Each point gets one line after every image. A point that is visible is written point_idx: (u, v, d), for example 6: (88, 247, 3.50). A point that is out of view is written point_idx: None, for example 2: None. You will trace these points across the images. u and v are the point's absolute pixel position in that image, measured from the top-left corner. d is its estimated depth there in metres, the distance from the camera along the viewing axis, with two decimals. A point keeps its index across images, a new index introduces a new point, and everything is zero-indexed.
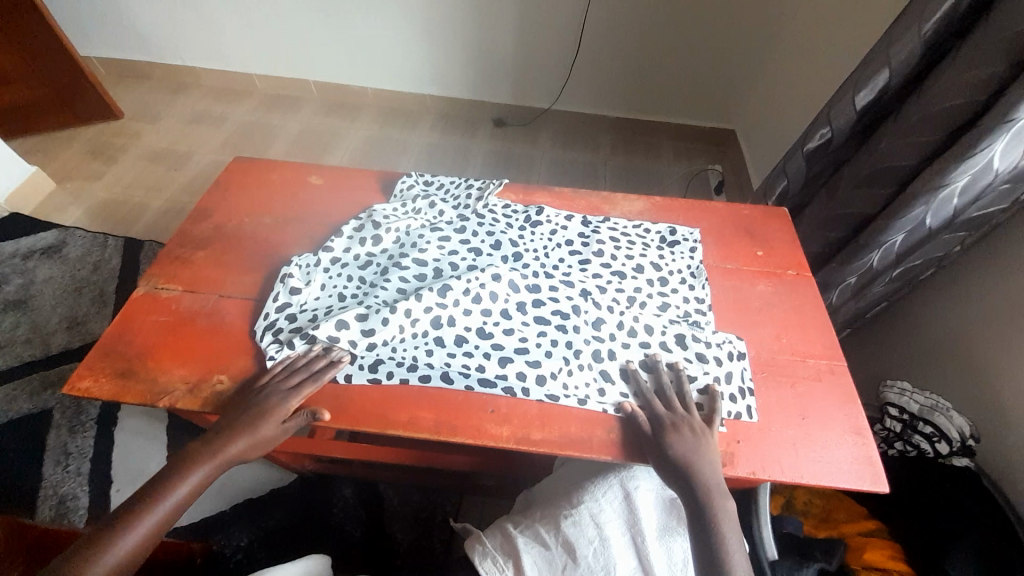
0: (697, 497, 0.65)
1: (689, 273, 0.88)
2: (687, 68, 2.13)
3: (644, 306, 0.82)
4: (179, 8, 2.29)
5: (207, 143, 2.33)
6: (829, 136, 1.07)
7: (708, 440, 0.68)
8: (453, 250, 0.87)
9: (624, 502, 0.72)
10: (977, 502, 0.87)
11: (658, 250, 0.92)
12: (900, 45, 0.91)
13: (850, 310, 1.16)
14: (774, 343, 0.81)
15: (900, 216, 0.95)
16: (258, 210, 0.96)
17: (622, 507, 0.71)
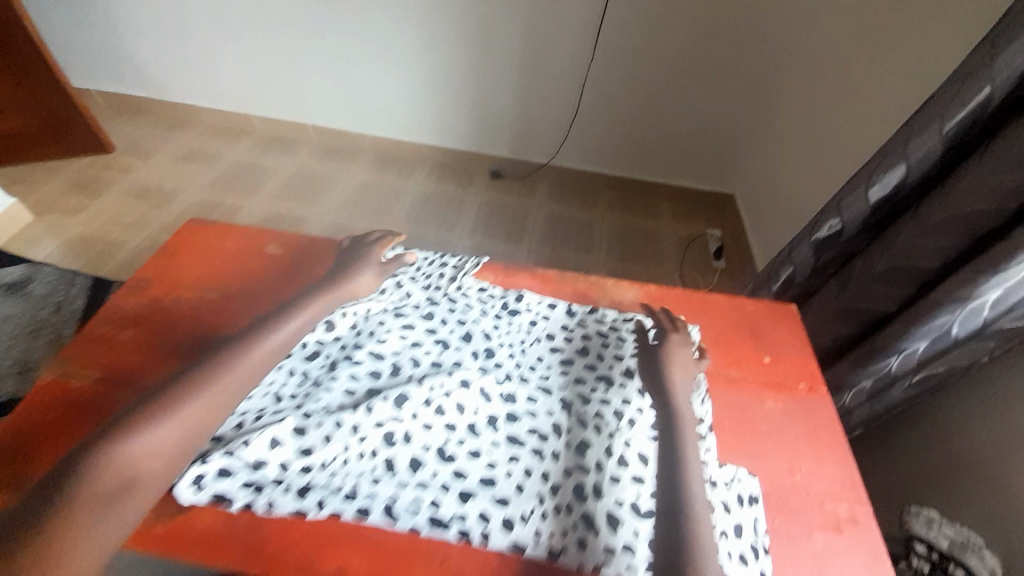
0: (679, 528, 0.60)
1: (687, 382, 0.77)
2: (686, 132, 2.11)
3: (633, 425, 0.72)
4: (185, 49, 2.30)
5: (196, 181, 2.27)
6: (840, 227, 1.00)
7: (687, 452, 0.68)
8: (417, 342, 0.77)
9: None
10: None
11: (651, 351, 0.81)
12: (918, 141, 0.84)
13: (865, 413, 1.03)
14: (786, 478, 0.68)
15: (923, 323, 0.84)
16: (202, 283, 0.86)
17: None
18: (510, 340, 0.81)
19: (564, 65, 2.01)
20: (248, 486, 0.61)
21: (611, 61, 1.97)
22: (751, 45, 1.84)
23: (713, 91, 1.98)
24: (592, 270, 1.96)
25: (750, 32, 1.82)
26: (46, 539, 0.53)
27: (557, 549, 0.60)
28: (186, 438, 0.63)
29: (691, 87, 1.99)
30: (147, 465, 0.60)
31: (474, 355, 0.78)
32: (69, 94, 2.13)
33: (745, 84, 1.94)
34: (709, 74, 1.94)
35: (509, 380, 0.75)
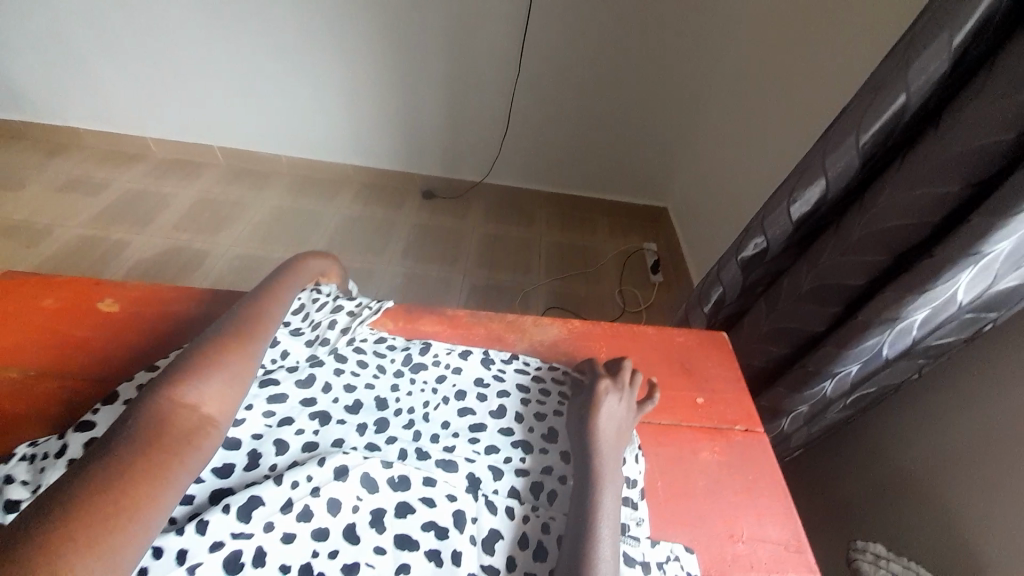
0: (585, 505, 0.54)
1: None
2: (618, 146, 2.09)
3: (555, 502, 0.60)
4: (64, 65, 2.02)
5: (78, 214, 1.96)
6: (764, 246, 0.95)
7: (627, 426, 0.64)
8: (287, 419, 0.62)
9: None
10: None
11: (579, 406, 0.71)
12: (835, 154, 0.80)
13: (803, 436, 0.98)
14: (727, 550, 0.59)
15: (853, 346, 0.80)
16: (6, 356, 0.72)
17: None
18: (411, 405, 0.68)
19: (491, 79, 1.93)
20: None
21: (538, 74, 1.92)
22: (673, 59, 1.86)
23: (640, 104, 1.98)
24: (531, 292, 1.86)
25: (671, 46, 1.83)
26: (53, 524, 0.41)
27: None
28: (231, 386, 0.56)
29: (620, 100, 1.97)
30: (211, 415, 0.54)
31: (362, 430, 0.64)
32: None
33: (670, 98, 1.95)
34: (635, 87, 1.94)
35: (402, 459, 0.61)
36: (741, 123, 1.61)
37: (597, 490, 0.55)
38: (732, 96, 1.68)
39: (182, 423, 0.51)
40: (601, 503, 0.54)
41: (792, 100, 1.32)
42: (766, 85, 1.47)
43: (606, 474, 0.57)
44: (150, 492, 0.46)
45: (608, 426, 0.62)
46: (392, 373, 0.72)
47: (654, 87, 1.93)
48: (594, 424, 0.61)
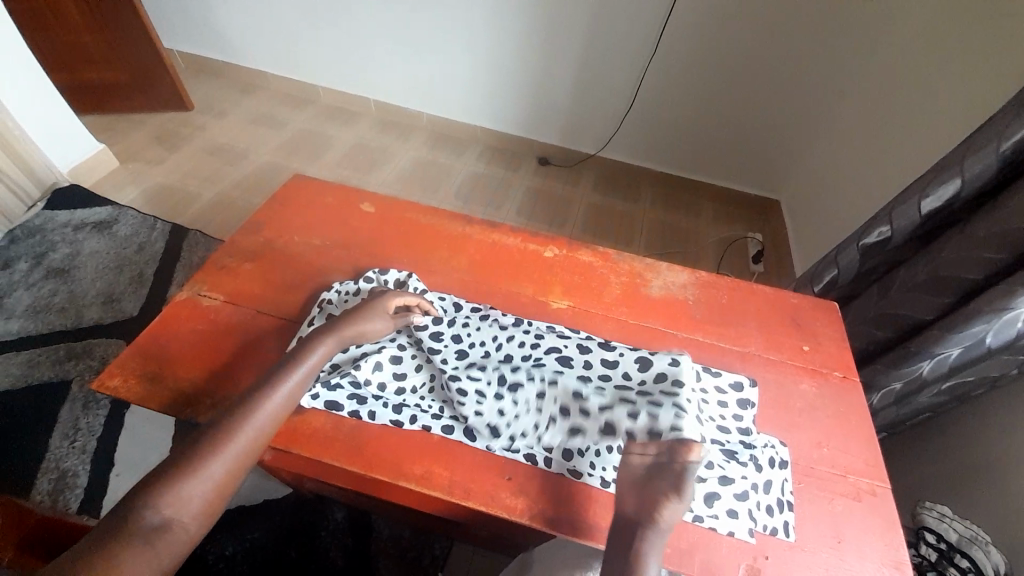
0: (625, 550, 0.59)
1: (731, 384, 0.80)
2: (753, 133, 1.97)
3: None
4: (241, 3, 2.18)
5: (266, 143, 2.20)
6: (888, 234, 1.06)
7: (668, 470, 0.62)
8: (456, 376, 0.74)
9: None
10: None
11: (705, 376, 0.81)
12: (974, 158, 0.90)
13: (890, 416, 1.06)
14: (813, 451, 0.75)
15: (958, 330, 0.89)
16: (307, 231, 0.99)
17: None
18: (603, 424, 0.69)
19: (630, 50, 1.87)
20: (353, 398, 0.75)
21: (677, 51, 1.84)
22: (841, 39, 1.68)
23: (788, 90, 1.84)
24: None
25: (842, 28, 1.65)
26: (133, 500, 0.57)
27: (607, 480, 0.70)
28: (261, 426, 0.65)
29: (764, 84, 1.84)
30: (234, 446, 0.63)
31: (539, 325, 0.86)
32: (150, 44, 2.06)
33: (823, 83, 1.78)
34: (778, 69, 1.80)
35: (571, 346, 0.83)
36: (891, 116, 1.46)
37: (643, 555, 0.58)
38: (886, 84, 1.51)
39: (161, 538, 0.55)
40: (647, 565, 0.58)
41: (960, 93, 1.21)
42: (934, 77, 1.31)
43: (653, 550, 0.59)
44: (177, 494, 0.58)
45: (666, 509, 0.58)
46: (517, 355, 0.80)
47: (811, 71, 1.77)
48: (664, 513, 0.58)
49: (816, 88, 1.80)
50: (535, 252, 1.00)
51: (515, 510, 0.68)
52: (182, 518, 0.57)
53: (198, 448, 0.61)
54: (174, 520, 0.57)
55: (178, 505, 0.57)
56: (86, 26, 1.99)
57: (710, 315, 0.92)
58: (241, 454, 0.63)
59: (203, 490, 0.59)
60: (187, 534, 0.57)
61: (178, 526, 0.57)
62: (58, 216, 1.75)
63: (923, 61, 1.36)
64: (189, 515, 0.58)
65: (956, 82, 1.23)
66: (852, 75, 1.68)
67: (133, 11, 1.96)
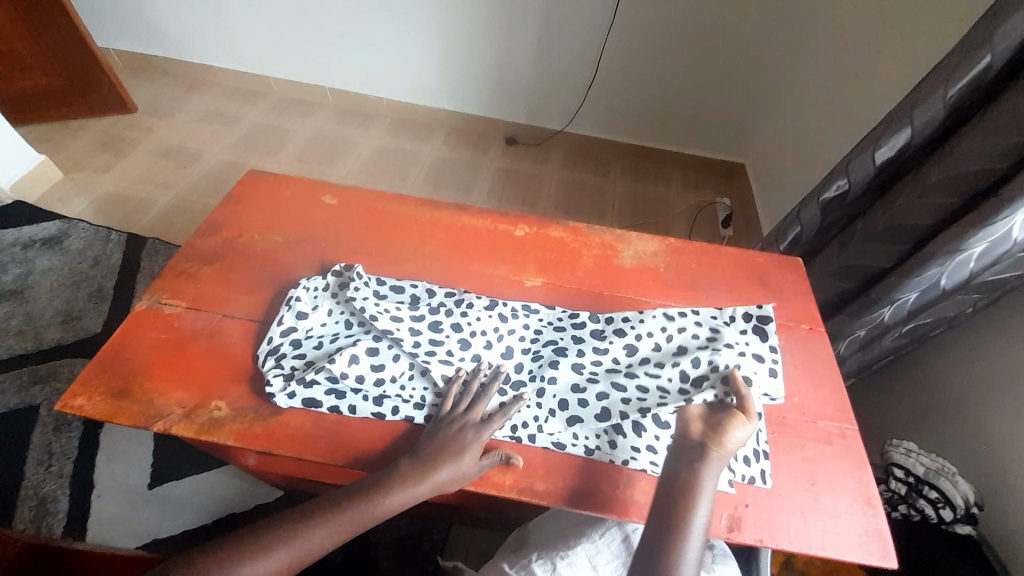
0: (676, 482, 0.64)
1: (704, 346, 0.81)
2: (714, 98, 1.98)
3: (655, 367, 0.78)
4: None
5: (220, 142, 2.10)
6: (846, 188, 1.09)
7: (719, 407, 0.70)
8: None
9: (623, 544, 0.69)
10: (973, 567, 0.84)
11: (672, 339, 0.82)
12: (923, 107, 0.92)
13: (857, 362, 1.11)
14: (785, 401, 0.78)
15: (915, 275, 0.93)
16: (269, 228, 0.96)
17: (621, 550, 0.68)
18: (599, 410, 0.73)
19: (588, 19, 1.84)
20: (331, 393, 0.74)
21: (636, 19, 1.82)
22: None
23: (745, 52, 1.85)
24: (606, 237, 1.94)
25: None
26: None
27: (591, 449, 0.72)
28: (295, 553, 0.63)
29: (722, 48, 1.85)
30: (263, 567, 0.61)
31: (512, 307, 0.85)
32: (82, 44, 1.92)
33: (778, 43, 1.80)
34: (734, 31, 1.80)
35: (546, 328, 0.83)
36: (845, 72, 1.49)
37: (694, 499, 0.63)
38: (838, 40, 1.53)
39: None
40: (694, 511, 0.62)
41: (908, 44, 1.24)
42: (884, 30, 1.33)
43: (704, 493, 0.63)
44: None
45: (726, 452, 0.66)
46: (494, 339, 0.80)
47: (766, 32, 1.78)
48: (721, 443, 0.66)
49: (772, 48, 1.82)
50: (505, 232, 0.99)
51: (503, 486, 0.69)
52: None
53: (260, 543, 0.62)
54: None
55: None
56: (5, 27, 1.83)
57: (682, 279, 0.93)
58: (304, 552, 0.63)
59: None
60: None
61: None
62: (5, 235, 1.65)
63: (871, 15, 1.38)
64: None
65: (904, 34, 1.25)
66: (806, 33, 1.70)
67: (60, 9, 1.83)
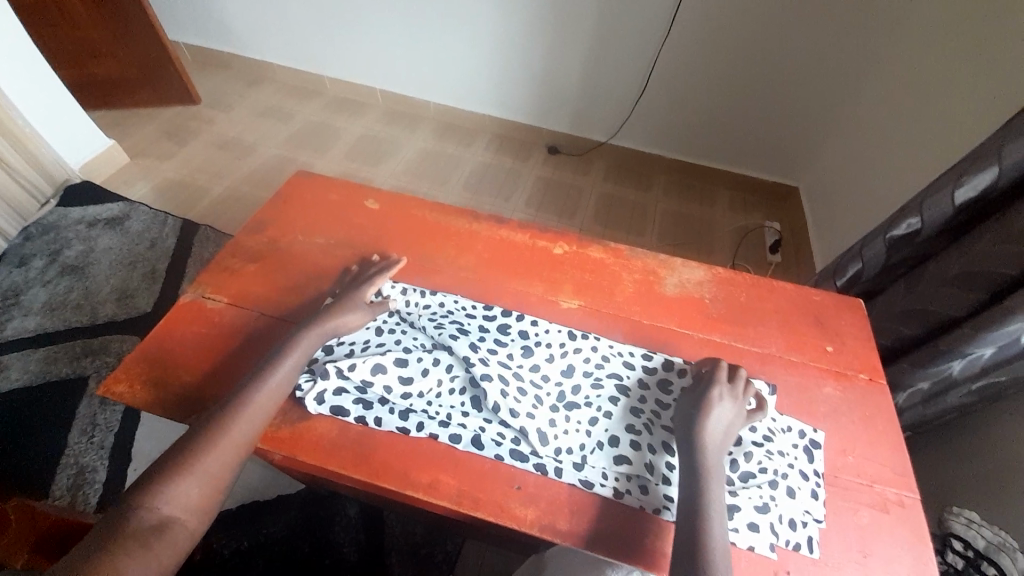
0: (696, 489, 0.61)
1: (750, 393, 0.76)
2: (771, 118, 1.89)
3: None
4: None
5: (272, 137, 2.17)
6: (918, 227, 1.00)
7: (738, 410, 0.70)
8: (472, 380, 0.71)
9: None
10: None
11: None
12: (1015, 146, 0.83)
13: (916, 415, 1.02)
14: (837, 458, 0.72)
15: (993, 331, 0.84)
16: (312, 229, 0.98)
17: None
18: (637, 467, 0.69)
19: (644, 32, 1.80)
20: (359, 402, 0.73)
21: (695, 33, 1.76)
22: (866, 17, 1.59)
23: (808, 73, 1.76)
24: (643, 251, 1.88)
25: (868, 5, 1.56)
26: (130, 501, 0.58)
27: (620, 491, 0.67)
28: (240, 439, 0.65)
29: (785, 66, 1.76)
30: (220, 456, 0.63)
31: (553, 332, 0.82)
32: (156, 38, 2.04)
33: (846, 65, 1.70)
34: (799, 49, 1.71)
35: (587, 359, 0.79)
36: (922, 99, 1.38)
37: (707, 472, 0.63)
38: (916, 65, 1.42)
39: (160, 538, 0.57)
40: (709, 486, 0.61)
41: (1000, 74, 1.13)
42: (968, 58, 1.23)
43: (713, 468, 0.63)
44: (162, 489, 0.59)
45: (716, 443, 0.65)
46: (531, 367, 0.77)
47: (834, 52, 1.69)
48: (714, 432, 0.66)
49: (839, 69, 1.72)
50: (544, 249, 0.97)
51: (524, 521, 0.66)
52: (180, 516, 0.59)
53: (187, 452, 0.62)
54: (171, 518, 0.58)
55: (169, 499, 0.59)
56: (91, 20, 1.97)
57: (729, 313, 0.88)
58: (238, 444, 0.65)
59: (197, 493, 0.60)
60: (187, 536, 0.59)
61: (177, 525, 0.58)
62: (72, 213, 1.76)
63: (956, 41, 1.28)
64: (182, 513, 0.59)
65: (994, 62, 1.15)
66: (880, 56, 1.59)
67: (138, 5, 1.94)
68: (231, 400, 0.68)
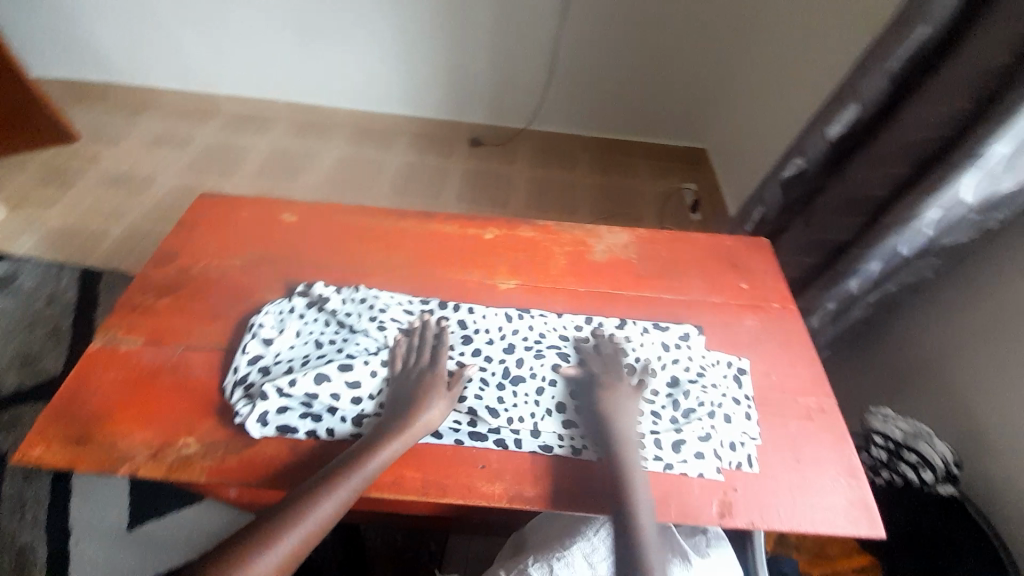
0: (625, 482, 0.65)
1: (683, 337, 0.82)
2: (671, 85, 2.00)
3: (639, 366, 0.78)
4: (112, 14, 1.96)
5: (173, 166, 2.01)
6: (802, 166, 1.11)
7: (621, 387, 0.73)
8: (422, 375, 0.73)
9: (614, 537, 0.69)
10: (970, 533, 0.81)
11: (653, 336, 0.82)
12: (866, 82, 0.95)
13: (829, 334, 1.14)
14: (764, 379, 0.79)
15: (876, 247, 0.95)
16: (227, 251, 0.92)
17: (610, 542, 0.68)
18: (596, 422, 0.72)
19: (542, 15, 1.84)
20: (307, 416, 0.71)
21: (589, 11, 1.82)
22: None
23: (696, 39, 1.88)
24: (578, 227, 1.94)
25: None
26: None
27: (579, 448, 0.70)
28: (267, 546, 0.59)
29: (675, 36, 1.87)
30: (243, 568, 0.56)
31: (494, 313, 0.84)
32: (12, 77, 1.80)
33: (728, 29, 1.83)
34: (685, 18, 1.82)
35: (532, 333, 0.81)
36: (794, 52, 1.52)
37: (631, 496, 0.64)
38: (784, 22, 1.57)
39: None
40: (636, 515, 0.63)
41: (850, 22, 1.28)
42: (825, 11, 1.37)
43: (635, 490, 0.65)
44: None
45: (628, 428, 0.69)
46: (478, 349, 0.78)
47: (715, 18, 1.82)
48: (623, 417, 0.70)
49: (722, 33, 1.85)
50: (475, 236, 0.98)
51: (493, 497, 0.67)
52: None
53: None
54: None
55: None
56: None
57: (655, 269, 0.94)
58: (293, 553, 0.59)
59: None
60: None
61: None
62: None
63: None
64: None
65: (846, 11, 1.29)
66: (754, 16, 1.74)
67: None
68: (292, 501, 0.61)
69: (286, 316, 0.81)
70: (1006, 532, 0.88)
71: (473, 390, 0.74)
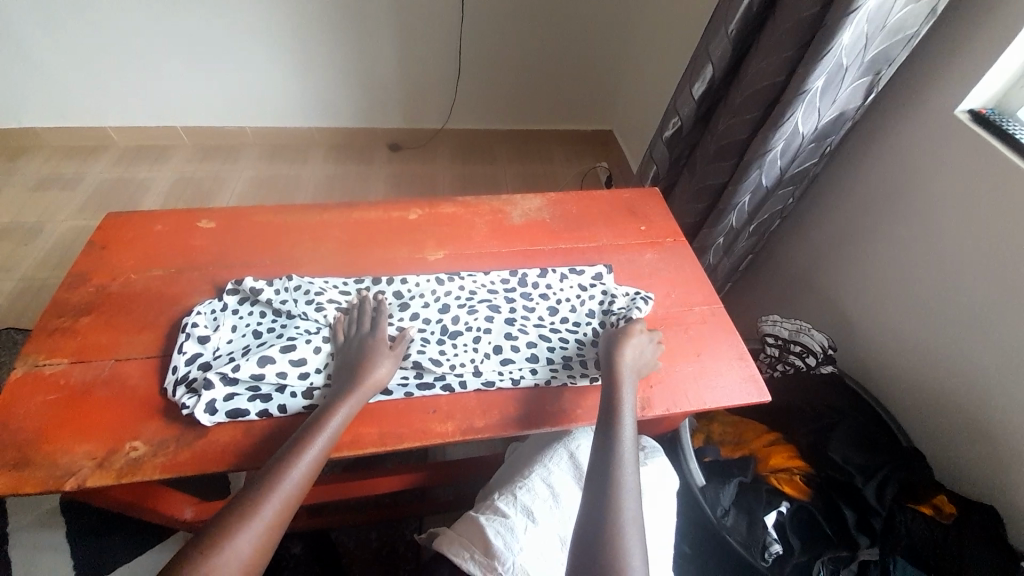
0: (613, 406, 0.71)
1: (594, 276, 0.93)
2: (570, 73, 2.16)
3: (560, 305, 0.88)
4: None
5: (64, 208, 1.87)
6: (680, 124, 1.28)
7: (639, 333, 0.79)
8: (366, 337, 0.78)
9: (570, 460, 0.82)
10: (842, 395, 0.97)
11: (569, 279, 0.92)
12: (715, 45, 1.12)
13: (725, 266, 1.32)
14: (666, 299, 0.92)
15: (744, 182, 1.12)
16: (147, 264, 0.91)
17: (569, 465, 0.81)
18: (529, 355, 0.81)
19: (441, 18, 1.92)
20: (256, 398, 0.73)
21: (483, 6, 1.91)
22: None
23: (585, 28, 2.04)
24: None
25: None
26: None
27: (517, 379, 0.78)
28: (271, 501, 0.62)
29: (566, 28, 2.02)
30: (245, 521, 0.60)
31: (424, 282, 0.90)
32: None
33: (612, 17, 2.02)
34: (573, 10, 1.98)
35: (462, 292, 0.89)
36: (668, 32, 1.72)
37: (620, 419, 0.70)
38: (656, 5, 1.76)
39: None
40: (622, 467, 0.65)
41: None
42: None
43: (626, 436, 0.68)
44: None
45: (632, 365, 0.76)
46: (414, 313, 0.85)
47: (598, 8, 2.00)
48: (626, 354, 0.76)
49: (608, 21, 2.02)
50: (400, 218, 1.03)
51: (447, 434, 0.74)
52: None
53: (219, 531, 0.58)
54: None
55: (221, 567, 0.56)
56: None
57: (567, 225, 1.05)
58: (281, 513, 0.62)
59: (257, 548, 0.59)
60: None
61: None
62: None
63: None
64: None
65: None
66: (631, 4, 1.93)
67: None
68: (275, 465, 0.65)
69: (219, 314, 0.83)
70: (876, 395, 1.07)
71: (415, 348, 0.80)
